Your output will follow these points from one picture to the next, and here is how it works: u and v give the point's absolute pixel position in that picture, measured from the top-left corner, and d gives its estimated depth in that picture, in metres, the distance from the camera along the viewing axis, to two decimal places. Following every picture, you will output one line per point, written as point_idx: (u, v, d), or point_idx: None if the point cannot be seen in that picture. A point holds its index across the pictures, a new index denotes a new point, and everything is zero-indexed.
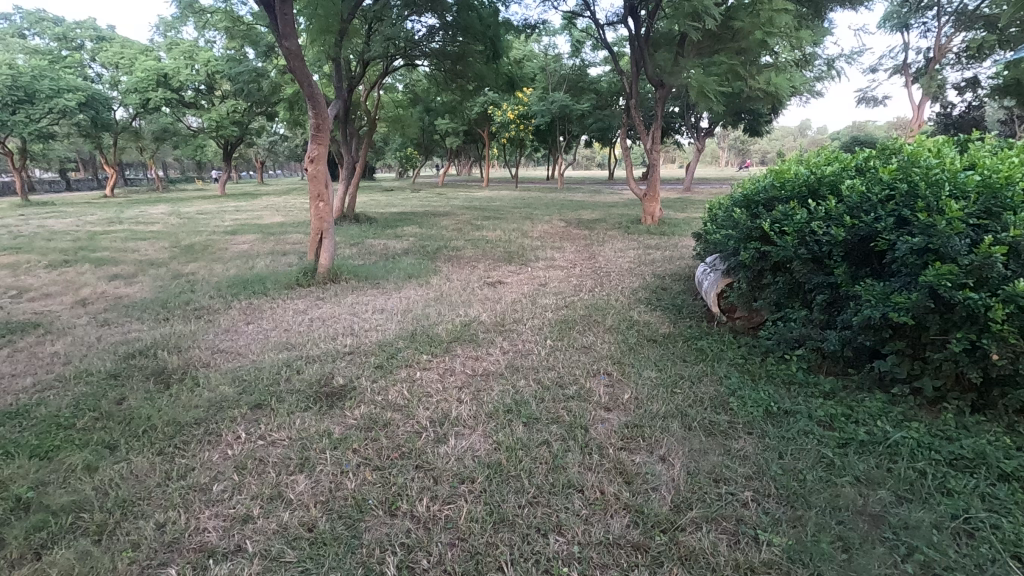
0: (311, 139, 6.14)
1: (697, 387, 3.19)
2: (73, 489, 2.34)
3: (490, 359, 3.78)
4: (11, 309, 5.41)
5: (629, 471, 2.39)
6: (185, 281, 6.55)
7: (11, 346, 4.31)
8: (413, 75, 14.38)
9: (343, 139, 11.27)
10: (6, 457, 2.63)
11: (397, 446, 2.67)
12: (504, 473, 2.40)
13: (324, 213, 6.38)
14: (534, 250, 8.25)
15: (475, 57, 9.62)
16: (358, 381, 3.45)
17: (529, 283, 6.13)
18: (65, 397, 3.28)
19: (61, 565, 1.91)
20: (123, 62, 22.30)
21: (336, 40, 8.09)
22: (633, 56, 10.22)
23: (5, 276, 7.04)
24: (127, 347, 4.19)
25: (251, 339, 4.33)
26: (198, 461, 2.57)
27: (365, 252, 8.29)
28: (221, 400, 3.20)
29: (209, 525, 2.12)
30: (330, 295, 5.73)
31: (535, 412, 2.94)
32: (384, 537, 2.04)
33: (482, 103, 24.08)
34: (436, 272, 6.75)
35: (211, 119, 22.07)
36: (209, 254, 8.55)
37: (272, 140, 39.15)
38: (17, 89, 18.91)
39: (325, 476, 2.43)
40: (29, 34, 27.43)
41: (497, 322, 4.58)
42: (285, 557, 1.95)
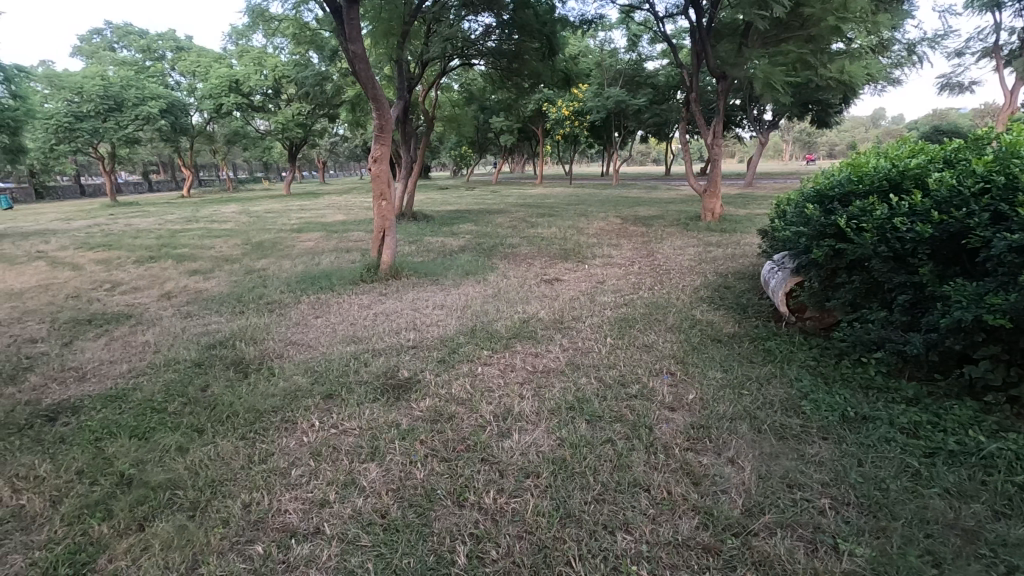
0: (375, 139, 6.33)
1: (767, 389, 3.09)
2: (168, 468, 2.53)
3: (549, 356, 3.79)
4: (107, 301, 5.90)
5: (696, 472, 2.34)
6: (257, 277, 6.92)
7: (109, 334, 4.71)
8: (469, 75, 14.58)
9: (402, 139, 11.57)
10: (109, 434, 2.89)
11: (463, 438, 2.73)
12: (568, 470, 2.41)
13: (386, 211, 6.58)
14: (591, 248, 8.19)
15: (532, 56, 9.61)
16: (422, 374, 3.55)
17: (586, 281, 6.09)
18: (157, 383, 3.55)
19: (163, 537, 2.07)
20: (199, 70, 23.80)
21: (398, 43, 8.36)
22: (694, 49, 9.96)
23: (99, 270, 7.69)
24: (208, 338, 4.47)
25: (320, 333, 4.53)
26: (276, 446, 2.73)
27: (423, 249, 8.49)
28: (296, 389, 3.36)
29: (289, 508, 2.25)
30: (392, 291, 5.90)
31: (597, 410, 2.93)
32: (454, 527, 2.09)
33: (536, 100, 24.07)
34: (494, 269, 6.82)
35: (278, 122, 23.14)
36: (278, 250, 8.99)
37: (333, 140, 40.79)
38: (108, 98, 20.51)
39: (395, 465, 2.52)
40: (117, 46, 29.68)
41: (556, 320, 4.58)
42: (361, 540, 2.04)
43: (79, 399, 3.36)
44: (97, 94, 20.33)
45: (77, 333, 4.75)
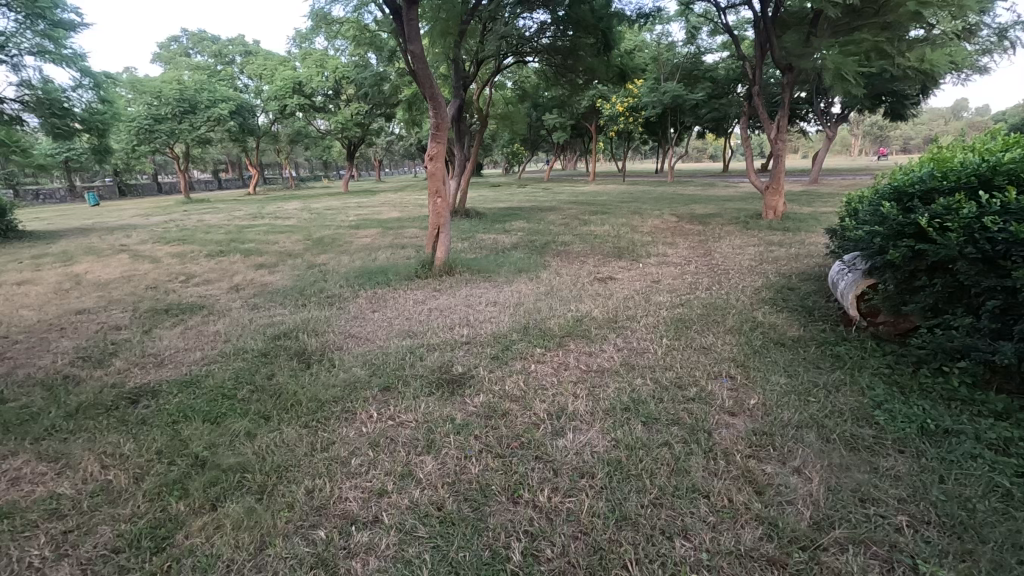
0: (431, 137, 6.44)
1: (835, 397, 2.93)
2: (237, 452, 2.67)
3: (603, 355, 3.74)
4: (182, 292, 6.28)
5: (760, 481, 2.25)
6: (318, 271, 7.18)
7: (184, 323, 5.01)
8: (523, 72, 14.59)
9: (456, 136, 11.72)
10: (185, 417, 3.08)
11: (517, 435, 2.74)
12: (624, 471, 2.37)
13: (441, 208, 6.68)
14: (645, 246, 8.04)
15: (587, 51, 9.49)
16: (476, 370, 3.58)
17: (641, 280, 5.96)
18: (227, 370, 3.75)
19: (233, 518, 2.18)
20: (265, 72, 24.95)
21: (455, 42, 8.48)
22: (757, 40, 9.58)
23: (175, 263, 8.20)
24: (272, 329, 4.68)
25: (377, 327, 4.66)
26: (337, 435, 2.82)
27: (476, 246, 8.57)
28: (355, 380, 3.48)
29: (349, 496, 2.32)
30: (446, 287, 5.98)
31: (653, 412, 2.87)
32: (509, 523, 2.10)
33: (589, 97, 23.79)
34: (546, 267, 6.80)
35: (338, 122, 23.93)
36: (337, 246, 9.30)
37: (389, 139, 41.84)
38: (183, 101, 21.78)
39: (450, 459, 2.56)
40: (190, 51, 31.49)
41: (609, 319, 4.51)
42: (418, 531, 2.08)
43: (157, 384, 3.59)
44: (173, 98, 21.61)
45: (155, 322, 5.08)
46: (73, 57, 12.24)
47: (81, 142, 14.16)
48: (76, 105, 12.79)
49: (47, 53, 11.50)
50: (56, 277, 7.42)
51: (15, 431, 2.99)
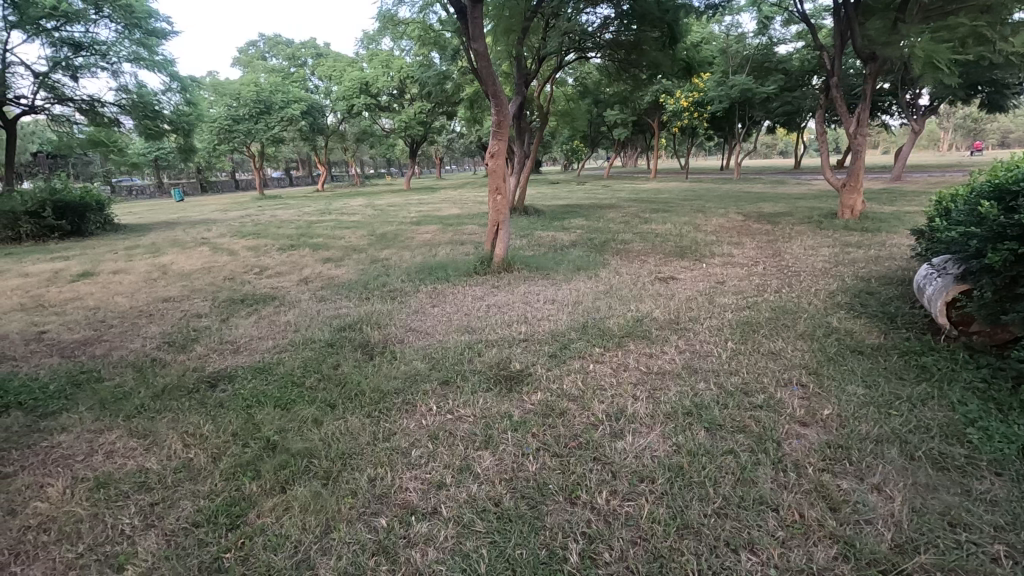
0: (493, 134, 6.48)
1: (921, 411, 2.72)
2: (306, 437, 2.79)
3: (664, 357, 3.64)
4: (256, 284, 6.63)
5: (834, 497, 2.12)
6: (381, 266, 7.40)
7: (258, 313, 5.30)
8: (584, 68, 14.45)
9: (516, 134, 11.78)
10: (257, 402, 3.25)
11: (575, 435, 2.71)
12: (686, 478, 2.30)
13: (501, 205, 6.71)
14: (708, 245, 7.77)
15: (651, 45, 9.26)
16: (534, 367, 3.57)
17: (705, 281, 5.76)
18: (296, 359, 3.93)
19: (302, 500, 2.28)
20: (334, 73, 25.98)
21: (518, 39, 8.49)
22: (836, 29, 9.05)
23: (249, 256, 8.68)
24: (338, 321, 4.86)
25: (437, 321, 4.75)
26: (398, 427, 2.89)
27: (534, 243, 8.56)
28: (415, 373, 3.55)
29: (409, 486, 2.37)
30: (504, 284, 6.00)
31: (717, 418, 2.76)
32: (566, 523, 2.08)
33: (653, 92, 23.27)
34: (606, 265, 6.71)
35: (401, 121, 24.56)
36: (399, 242, 9.55)
37: (450, 137, 42.63)
38: (259, 103, 23.05)
39: (508, 455, 2.56)
40: (268, 56, 33.30)
41: (671, 320, 4.39)
42: (475, 526, 2.10)
43: (233, 369, 3.81)
44: (251, 99, 22.89)
45: (232, 311, 5.40)
46: (164, 63, 13.20)
47: (170, 142, 15.25)
48: (166, 108, 13.79)
49: (142, 60, 12.46)
50: (147, 267, 8.02)
51: (110, 407, 3.27)
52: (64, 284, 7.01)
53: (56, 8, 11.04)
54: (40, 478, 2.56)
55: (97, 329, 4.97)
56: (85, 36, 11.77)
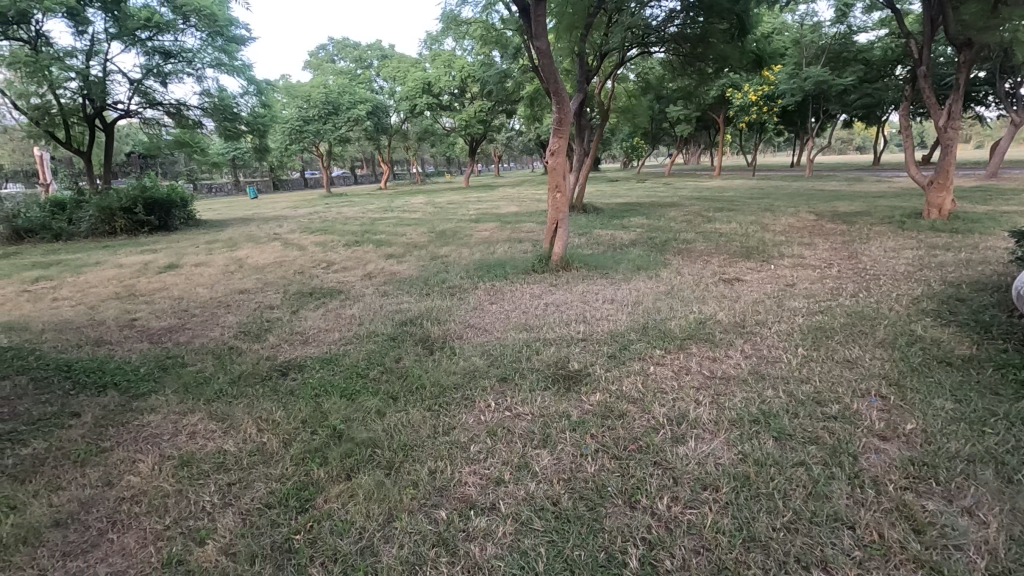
0: (553, 132, 6.46)
1: (1020, 431, 2.49)
2: (370, 428, 2.88)
3: (729, 362, 3.51)
4: (323, 278, 6.93)
5: (919, 518, 1.98)
6: (441, 263, 7.55)
7: (326, 306, 5.53)
8: (647, 63, 14.14)
9: (576, 131, 11.67)
10: (324, 392, 3.39)
11: (634, 438, 2.66)
12: (753, 489, 2.21)
13: (560, 203, 6.68)
14: (777, 246, 7.44)
15: (719, 38, 8.93)
16: (593, 367, 3.54)
17: (773, 283, 5.51)
18: (361, 351, 4.07)
19: (366, 489, 2.36)
20: (399, 74, 26.70)
21: (581, 35, 8.41)
22: (926, 15, 8.38)
23: (318, 251, 9.08)
24: (400, 315, 4.99)
25: (495, 318, 4.79)
26: (457, 421, 2.93)
27: (593, 241, 8.48)
28: (474, 369, 3.60)
29: (469, 481, 2.40)
30: (562, 283, 5.98)
31: (786, 428, 2.63)
32: (626, 528, 2.04)
33: (719, 86, 22.49)
34: (667, 265, 6.55)
35: (462, 119, 24.93)
36: (459, 239, 9.70)
37: (509, 135, 42.95)
38: (328, 104, 24.04)
39: (566, 455, 2.55)
40: (336, 59, 34.65)
41: (736, 323, 4.22)
42: (534, 524, 2.10)
43: (303, 359, 4.00)
44: (320, 101, 23.91)
45: (302, 303, 5.66)
46: (242, 68, 13.97)
47: (247, 143, 16.15)
48: (243, 110, 14.60)
49: (223, 65, 13.24)
50: (225, 260, 8.55)
51: (193, 391, 3.50)
52: (153, 275, 7.58)
53: (150, 19, 11.79)
54: (132, 454, 2.78)
55: (182, 317, 5.35)
56: (174, 44, 12.67)
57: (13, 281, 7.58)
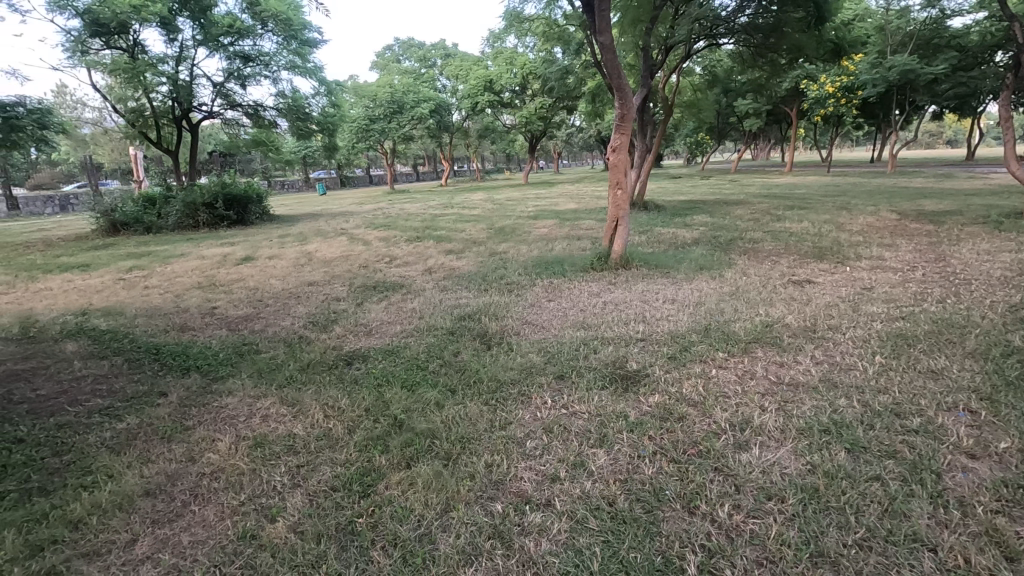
0: (616, 129, 6.37)
1: None
2: (429, 419, 2.96)
3: (798, 368, 3.35)
4: (386, 272, 7.15)
5: (1013, 546, 1.82)
6: (499, 259, 7.61)
7: (389, 299, 5.72)
8: (714, 55, 13.67)
9: (638, 127, 11.45)
10: (386, 382, 3.51)
11: (694, 442, 2.59)
12: (822, 502, 2.10)
13: (621, 200, 6.57)
14: (853, 246, 7.01)
15: (794, 27, 8.49)
16: (651, 368, 3.47)
17: (849, 286, 5.20)
18: (421, 344, 4.17)
19: (424, 478, 2.43)
20: (461, 72, 27.10)
21: (647, 29, 8.23)
22: None
23: (381, 245, 9.39)
24: (459, 310, 5.08)
25: (552, 316, 4.78)
26: (514, 417, 2.96)
27: (653, 240, 8.30)
28: (531, 366, 3.62)
29: (524, 476, 2.42)
30: (621, 282, 5.88)
31: (861, 439, 2.48)
32: (684, 533, 2.00)
33: (793, 78, 21.38)
34: (732, 266, 6.31)
35: (522, 116, 25.00)
36: (517, 235, 9.75)
37: (569, 131, 42.70)
38: (393, 103, 24.76)
39: (623, 456, 2.52)
40: (401, 59, 35.61)
41: (806, 328, 4.02)
42: (589, 523, 2.09)
43: (366, 350, 4.15)
44: (386, 100, 24.63)
45: (366, 296, 5.87)
46: (314, 69, 14.60)
47: (317, 142, 16.87)
48: (315, 110, 15.25)
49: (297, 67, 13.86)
50: (295, 254, 8.98)
51: (267, 377, 3.72)
52: (231, 267, 8.07)
53: (231, 25, 12.67)
54: (212, 433, 2.98)
55: (257, 307, 5.67)
56: (253, 48, 13.39)
57: (110, 269, 8.27)
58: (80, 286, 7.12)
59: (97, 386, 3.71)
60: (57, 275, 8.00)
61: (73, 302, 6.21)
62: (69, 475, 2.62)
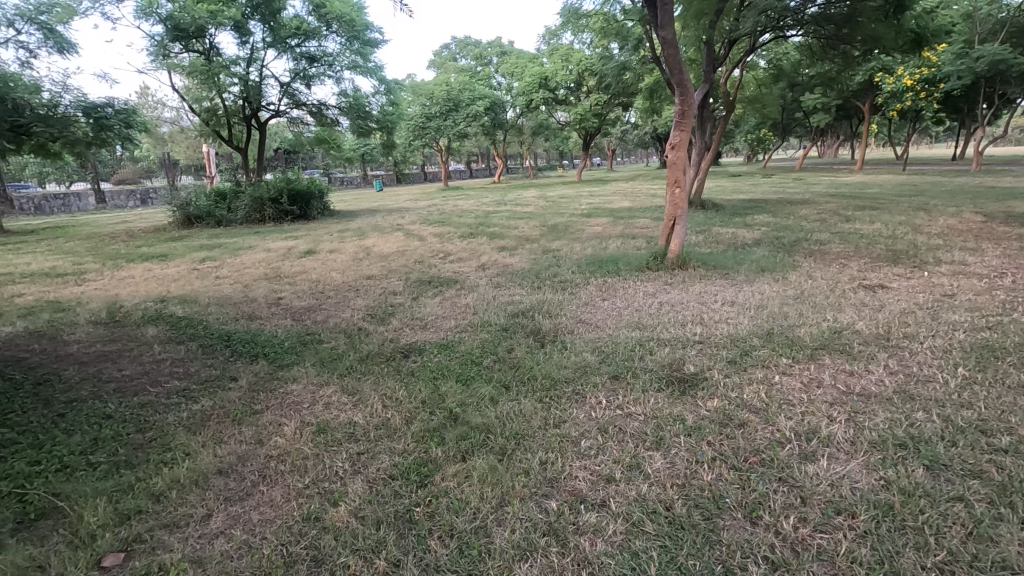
0: (675, 125, 6.21)
1: None
2: (483, 414, 2.99)
3: (870, 378, 3.17)
4: (441, 267, 7.27)
5: None
6: (552, 257, 7.58)
7: (443, 294, 5.81)
8: (781, 48, 13.11)
9: (697, 123, 11.12)
10: (441, 375, 3.57)
11: (757, 450, 2.50)
12: (897, 520, 1.99)
13: (679, 199, 6.41)
14: (932, 250, 6.56)
15: (870, 17, 8.01)
16: (710, 372, 3.37)
17: (927, 292, 4.87)
18: (475, 339, 4.22)
19: (480, 471, 2.46)
20: (516, 70, 27.18)
21: (710, 23, 7.99)
22: None
23: (435, 241, 9.56)
24: (512, 307, 5.11)
25: (606, 315, 4.73)
26: (568, 415, 2.95)
27: (711, 240, 8.05)
28: (585, 365, 3.59)
29: (579, 475, 2.41)
30: (678, 282, 5.74)
31: (941, 456, 2.33)
32: (745, 543, 1.94)
33: (867, 71, 20.22)
34: (796, 268, 6.03)
35: (577, 113, 24.79)
36: (570, 233, 9.69)
37: (624, 128, 42.03)
38: (449, 101, 25.13)
39: (680, 461, 2.47)
40: (458, 58, 36.12)
41: (879, 336, 3.80)
42: (645, 526, 2.06)
43: (422, 344, 4.23)
44: (442, 98, 25.05)
45: (421, 291, 5.99)
46: (375, 69, 14.99)
47: (376, 140, 17.35)
48: (374, 108, 15.66)
49: (358, 67, 14.28)
50: (354, 248, 9.27)
51: (328, 366, 3.87)
52: (295, 260, 8.42)
53: (299, 27, 13.19)
54: (279, 418, 3.12)
55: (318, 299, 5.90)
56: (318, 49, 13.90)
57: (185, 260, 8.79)
58: (159, 275, 7.61)
59: (175, 369, 3.96)
60: (139, 264, 8.57)
61: (152, 290, 6.65)
62: (151, 451, 2.81)
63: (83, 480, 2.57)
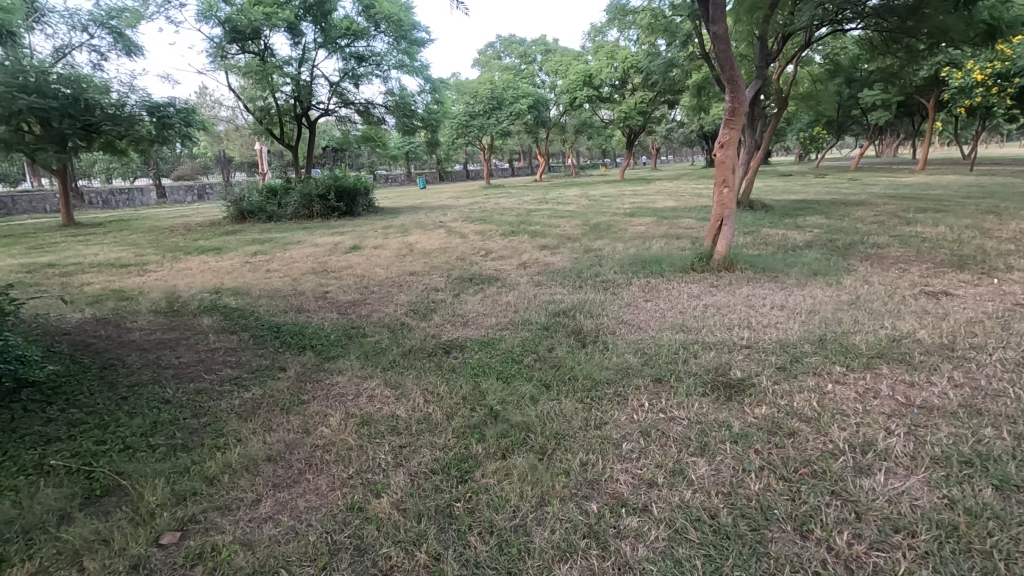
0: (725, 123, 6.04)
1: None
2: (524, 412, 2.99)
3: (932, 391, 2.99)
4: (482, 265, 7.31)
5: None
6: (593, 256, 7.51)
7: (484, 292, 5.84)
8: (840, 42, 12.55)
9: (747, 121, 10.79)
10: (482, 372, 3.59)
11: (808, 461, 2.41)
12: (962, 541, 1.87)
13: (726, 198, 6.23)
14: (1003, 256, 6.15)
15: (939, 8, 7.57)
16: (757, 378, 3.27)
17: (996, 301, 4.57)
18: (516, 337, 4.22)
19: (520, 470, 2.46)
20: (561, 68, 27.06)
21: (764, 18, 7.71)
22: None
23: (476, 239, 9.62)
24: (554, 306, 5.08)
25: (649, 316, 4.65)
26: (610, 417, 2.91)
27: (760, 241, 7.79)
28: (627, 366, 3.54)
29: (620, 478, 2.38)
30: (724, 284, 5.58)
31: (1012, 477, 2.18)
32: (795, 556, 1.87)
33: (932, 65, 19.14)
34: (851, 272, 5.77)
35: (621, 111, 24.46)
36: (612, 233, 9.58)
37: (670, 126, 41.20)
38: (493, 99, 25.25)
39: (726, 468, 2.40)
40: (503, 57, 36.26)
41: (942, 346, 3.59)
42: (688, 534, 2.01)
43: (463, 340, 4.26)
44: (486, 97, 25.18)
45: (463, 288, 6.04)
46: (421, 68, 15.19)
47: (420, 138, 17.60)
48: (420, 107, 15.88)
49: (404, 66, 14.51)
50: (398, 244, 9.43)
51: (372, 359, 3.95)
52: (341, 255, 8.64)
53: (348, 28, 13.51)
54: (324, 408, 3.21)
55: (363, 293, 6.03)
56: (366, 49, 14.19)
57: (238, 253, 9.15)
58: (214, 267, 7.95)
59: (228, 358, 4.12)
60: (196, 256, 8.98)
61: (208, 281, 6.95)
62: (206, 436, 2.94)
63: (144, 460, 2.70)
